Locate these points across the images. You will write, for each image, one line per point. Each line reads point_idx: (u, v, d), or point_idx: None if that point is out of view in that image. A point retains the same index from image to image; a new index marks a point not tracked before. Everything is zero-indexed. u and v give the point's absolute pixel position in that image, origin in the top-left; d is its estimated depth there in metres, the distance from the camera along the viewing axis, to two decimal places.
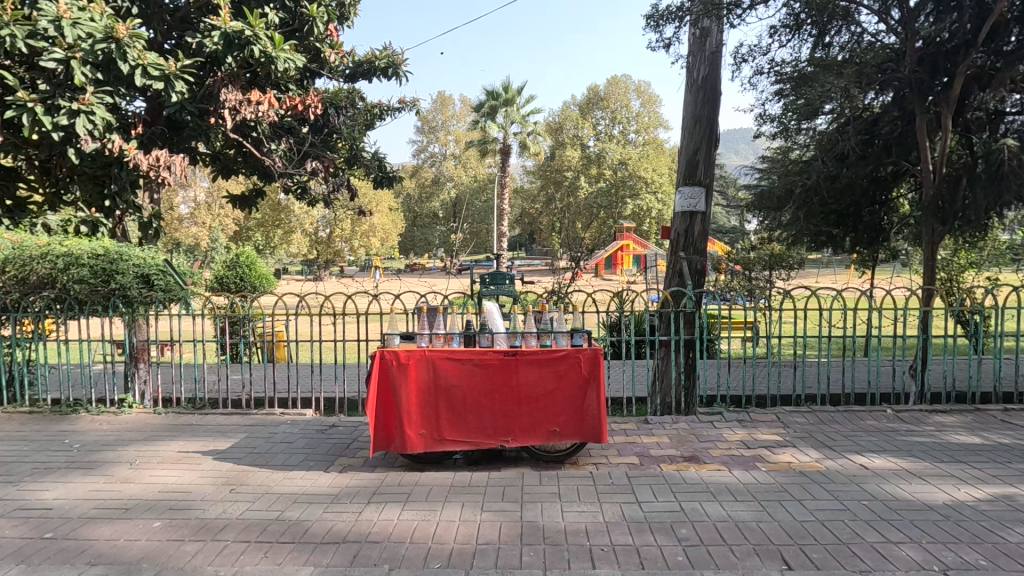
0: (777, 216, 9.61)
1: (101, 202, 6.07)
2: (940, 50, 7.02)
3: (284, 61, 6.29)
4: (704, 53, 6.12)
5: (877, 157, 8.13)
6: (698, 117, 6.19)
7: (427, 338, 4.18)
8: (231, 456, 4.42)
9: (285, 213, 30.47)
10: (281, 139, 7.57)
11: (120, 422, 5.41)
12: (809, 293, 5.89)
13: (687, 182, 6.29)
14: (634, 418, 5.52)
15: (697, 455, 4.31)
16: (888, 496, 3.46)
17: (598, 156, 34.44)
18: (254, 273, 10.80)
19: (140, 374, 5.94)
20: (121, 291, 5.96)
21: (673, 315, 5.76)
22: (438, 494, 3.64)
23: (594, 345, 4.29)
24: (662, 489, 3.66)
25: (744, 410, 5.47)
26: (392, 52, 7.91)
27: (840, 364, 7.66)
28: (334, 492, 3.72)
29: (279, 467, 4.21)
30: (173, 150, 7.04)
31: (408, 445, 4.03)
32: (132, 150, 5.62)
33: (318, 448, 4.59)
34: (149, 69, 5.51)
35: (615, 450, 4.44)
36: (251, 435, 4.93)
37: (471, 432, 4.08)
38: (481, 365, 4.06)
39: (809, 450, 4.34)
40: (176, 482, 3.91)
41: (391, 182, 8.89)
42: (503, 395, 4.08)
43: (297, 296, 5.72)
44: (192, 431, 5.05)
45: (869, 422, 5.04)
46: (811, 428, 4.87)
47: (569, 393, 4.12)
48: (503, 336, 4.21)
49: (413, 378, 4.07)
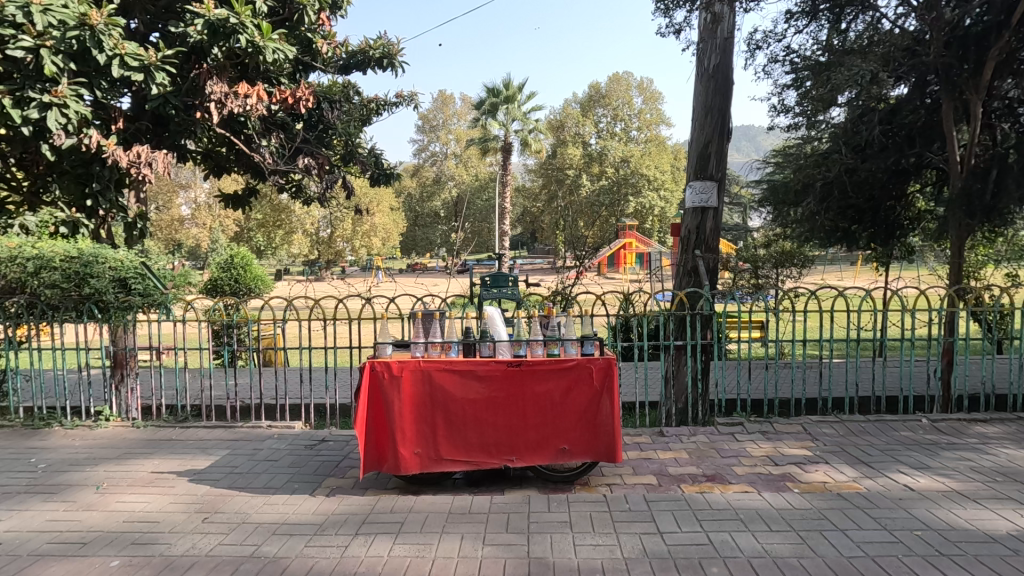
0: (791, 211, 9.13)
1: (82, 202, 5.69)
2: (969, 35, 6.59)
3: (273, 52, 5.93)
4: (716, 40, 5.69)
5: (899, 148, 7.67)
6: (709, 107, 5.77)
7: (422, 347, 3.80)
8: (209, 477, 4.03)
9: (285, 213, 30.06)
10: (273, 134, 7.24)
11: (95, 437, 5.02)
12: (833, 292, 5.36)
13: (697, 176, 5.87)
14: (647, 429, 5.09)
15: (720, 474, 3.92)
16: (943, 525, 3.07)
17: (599, 154, 33.59)
18: (249, 274, 10.42)
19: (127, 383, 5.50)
20: (96, 296, 5.39)
21: (689, 318, 5.40)
22: (435, 523, 3.26)
23: (607, 353, 3.89)
24: (686, 517, 3.26)
25: (766, 419, 5.06)
26: (388, 41, 7.51)
27: (857, 367, 7.33)
28: (317, 522, 3.33)
29: (259, 490, 3.82)
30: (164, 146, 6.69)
31: (401, 465, 3.65)
32: (111, 146, 5.31)
33: (305, 468, 4.19)
34: (128, 59, 5.23)
35: (630, 468, 4.04)
36: (234, 452, 4.54)
37: (472, 450, 3.69)
38: (482, 377, 3.67)
39: (843, 467, 3.95)
40: (146, 509, 3.53)
41: (389, 180, 8.49)
42: (507, 409, 3.69)
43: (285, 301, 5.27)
44: (171, 448, 4.66)
45: (904, 433, 4.64)
46: (842, 441, 4.47)
47: (580, 407, 3.73)
48: (506, 344, 3.80)
49: (407, 392, 3.68)
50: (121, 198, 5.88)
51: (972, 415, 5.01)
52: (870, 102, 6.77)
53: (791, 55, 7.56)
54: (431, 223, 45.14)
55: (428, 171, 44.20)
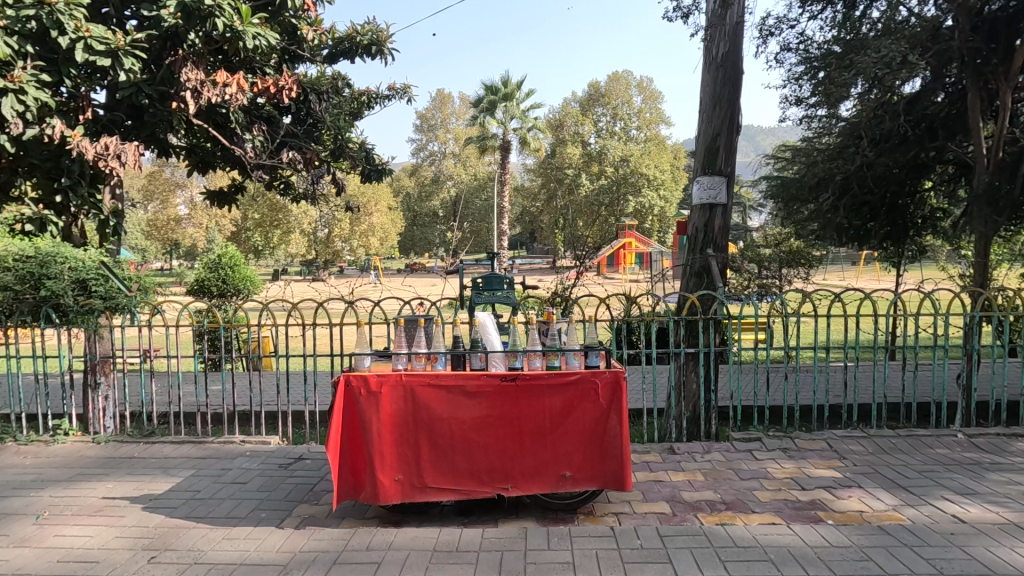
0: (802, 207, 8.64)
1: (53, 199, 5.19)
2: (1001, 18, 6.18)
3: (253, 37, 5.45)
4: (726, 25, 5.23)
5: (920, 140, 7.19)
6: (717, 98, 5.35)
7: (405, 359, 3.34)
8: (166, 504, 3.58)
9: (283, 213, 29.37)
10: (255, 126, 6.62)
11: (49, 455, 4.55)
12: (860, 294, 4.73)
13: (705, 170, 5.42)
14: (656, 444, 4.65)
15: (742, 501, 3.48)
16: (1009, 569, 2.63)
17: (599, 154, 33.15)
18: (238, 275, 9.93)
19: (104, 389, 5.11)
20: (52, 299, 4.98)
21: (701, 324, 4.96)
22: (417, 564, 2.83)
23: (614, 365, 3.44)
24: (707, 557, 2.82)
25: (785, 434, 4.60)
26: (376, 26, 7.04)
27: (873, 376, 6.93)
28: (282, 563, 2.88)
29: (220, 520, 3.37)
30: (146, 142, 6.15)
31: (380, 493, 3.23)
32: (76, 137, 4.79)
33: (275, 492, 3.74)
34: (93, 43, 4.73)
35: (639, 494, 3.60)
36: (199, 473, 4.09)
37: (460, 477, 3.27)
38: (474, 394, 3.24)
39: (879, 492, 3.51)
40: (86, 546, 3.08)
41: (380, 176, 8.02)
42: (501, 431, 3.26)
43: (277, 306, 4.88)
44: (130, 468, 4.20)
45: (941, 451, 4.20)
46: (874, 461, 4.03)
47: (584, 427, 3.29)
48: (500, 356, 3.34)
49: (386, 411, 3.24)
50: (96, 193, 5.38)
51: (1009, 429, 4.58)
52: (882, 95, 6.39)
53: (804, 43, 7.15)
54: (430, 223, 44.69)
55: (427, 172, 43.79)
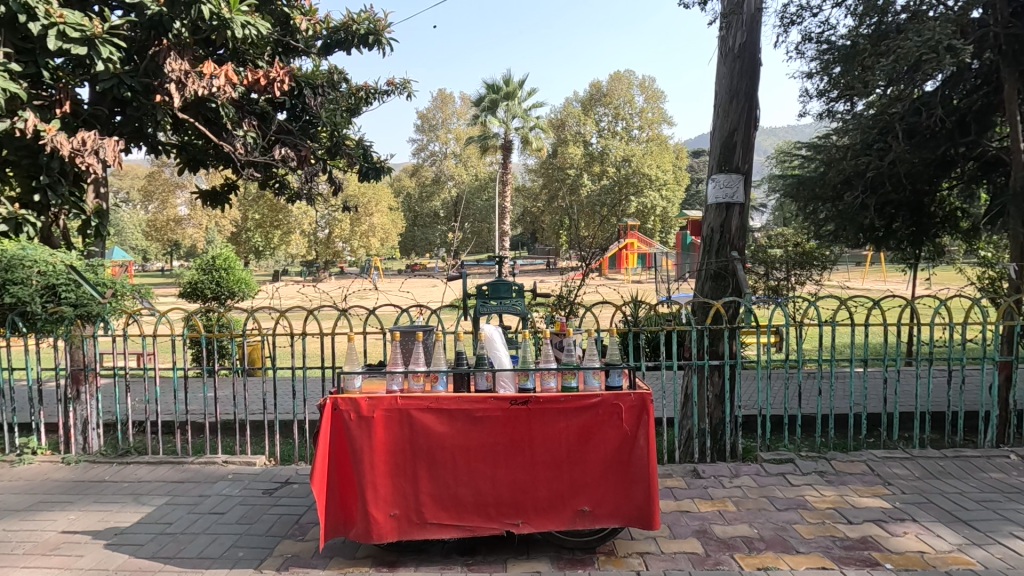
0: (823, 207, 8.21)
1: (30, 197, 4.75)
2: None
3: (242, 24, 5.03)
4: (744, 13, 4.80)
5: (950, 135, 6.78)
6: (735, 90, 4.91)
7: (401, 379, 2.94)
8: (132, 540, 3.18)
9: (283, 213, 28.62)
10: (248, 121, 6.19)
11: (11, 478, 4.14)
12: (903, 301, 4.35)
13: (721, 168, 5.00)
14: (677, 465, 4.24)
15: (783, 536, 3.08)
16: None
17: (601, 154, 32.71)
18: (232, 276, 9.50)
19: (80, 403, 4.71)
20: (18, 306, 4.53)
21: (727, 332, 4.52)
22: None
23: (638, 383, 3.03)
24: None
25: (820, 455, 4.20)
26: (374, 15, 6.62)
27: (912, 390, 6.46)
28: None
29: (191, 561, 2.96)
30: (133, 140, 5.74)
31: (373, 531, 2.83)
32: (50, 131, 4.35)
33: (256, 525, 3.33)
34: (67, 30, 4.27)
35: (665, 529, 3.19)
36: (173, 501, 3.68)
37: (465, 512, 2.86)
38: (480, 418, 2.84)
39: (938, 528, 3.11)
40: None
41: (379, 175, 7.60)
42: (511, 461, 2.86)
43: (270, 316, 4.41)
44: (98, 495, 3.79)
45: (995, 475, 3.80)
46: (924, 488, 3.63)
47: (605, 456, 2.88)
48: (509, 375, 2.94)
49: (379, 437, 2.84)
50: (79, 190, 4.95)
51: None
52: (908, 89, 6.03)
53: (824, 33, 6.75)
54: (430, 224, 44.21)
55: (428, 172, 43.32)
